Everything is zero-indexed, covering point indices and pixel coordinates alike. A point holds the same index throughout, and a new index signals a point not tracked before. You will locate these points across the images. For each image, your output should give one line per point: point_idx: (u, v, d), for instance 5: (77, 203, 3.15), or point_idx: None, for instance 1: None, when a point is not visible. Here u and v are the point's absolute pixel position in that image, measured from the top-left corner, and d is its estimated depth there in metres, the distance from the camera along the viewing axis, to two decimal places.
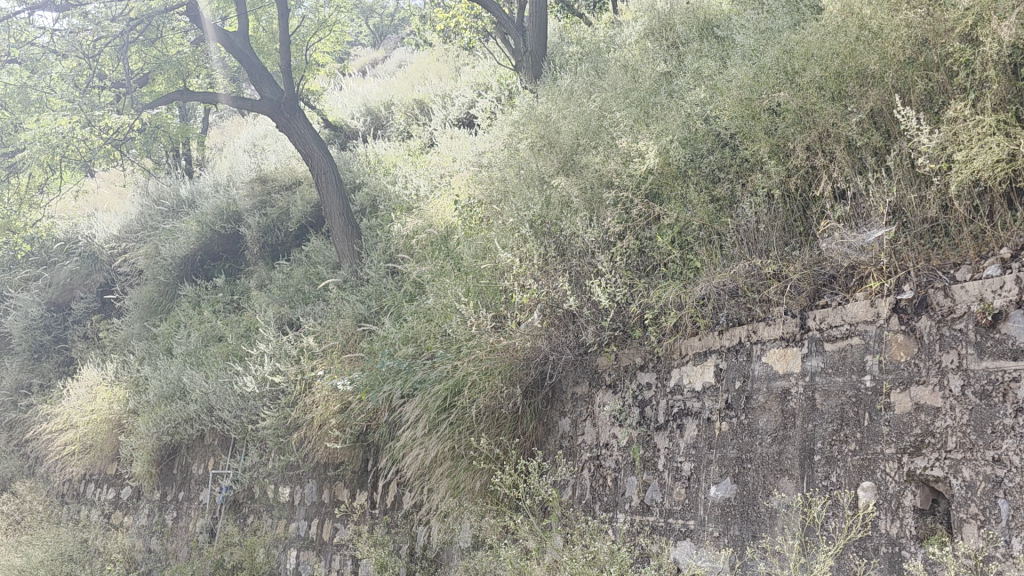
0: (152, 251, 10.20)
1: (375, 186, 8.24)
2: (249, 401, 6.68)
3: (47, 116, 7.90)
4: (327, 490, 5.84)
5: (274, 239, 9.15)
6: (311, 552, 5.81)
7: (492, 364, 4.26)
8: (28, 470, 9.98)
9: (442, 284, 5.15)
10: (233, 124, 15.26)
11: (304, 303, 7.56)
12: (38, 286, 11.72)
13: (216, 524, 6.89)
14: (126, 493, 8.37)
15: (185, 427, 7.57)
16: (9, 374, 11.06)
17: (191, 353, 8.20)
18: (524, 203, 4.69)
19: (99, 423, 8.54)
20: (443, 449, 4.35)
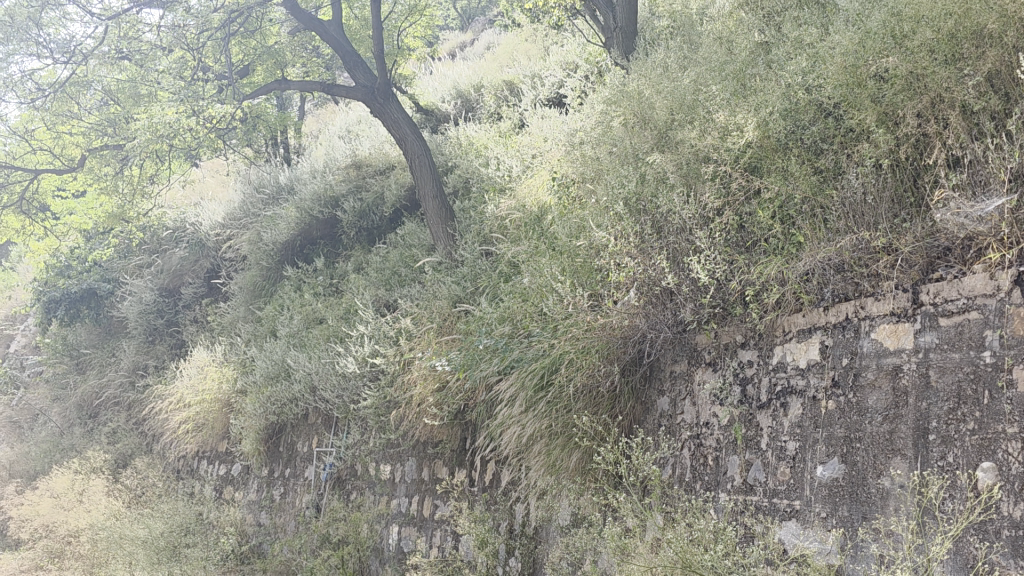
0: (255, 237, 10.56)
1: (467, 168, 8.32)
2: (350, 381, 6.88)
3: (157, 109, 8.28)
4: (427, 468, 5.97)
5: (370, 223, 9.38)
6: (412, 528, 5.95)
7: (589, 343, 4.25)
8: (147, 447, 10.54)
9: (537, 264, 5.17)
10: (327, 112, 15.59)
11: (401, 285, 7.71)
12: (151, 272, 12.32)
13: (321, 500, 7.12)
14: (237, 470, 8.72)
15: (291, 407, 7.81)
16: (127, 356, 11.73)
17: (294, 335, 8.49)
18: (618, 180, 4.65)
19: (210, 402, 8.98)
20: (540, 427, 4.38)
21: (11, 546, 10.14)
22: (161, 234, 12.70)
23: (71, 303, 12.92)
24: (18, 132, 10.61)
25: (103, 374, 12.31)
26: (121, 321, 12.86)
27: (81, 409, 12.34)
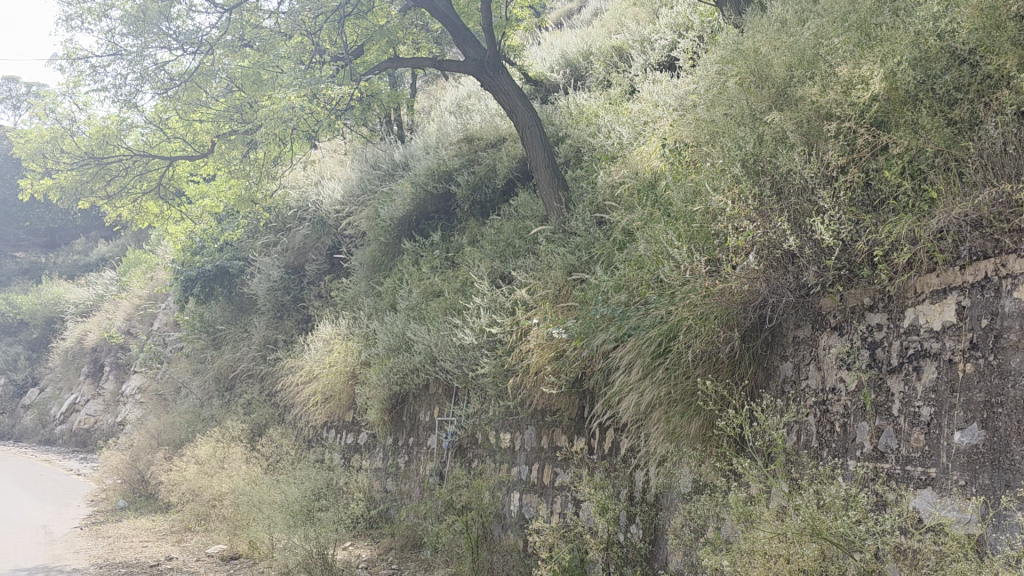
0: (373, 214, 10.87)
1: (578, 137, 8.29)
2: (468, 352, 7.02)
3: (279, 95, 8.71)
4: (546, 436, 6.05)
5: (483, 197, 9.50)
6: (533, 495, 6.05)
7: (708, 309, 4.19)
8: (279, 417, 11.09)
9: (653, 231, 5.13)
10: (438, 88, 15.81)
11: (515, 257, 7.78)
12: (278, 250, 12.92)
13: (444, 468, 7.30)
14: (363, 438, 9.07)
15: (413, 377, 8.02)
16: (259, 331, 12.42)
17: (414, 308, 8.72)
18: (735, 142, 4.54)
19: (337, 374, 9.29)
20: (658, 394, 4.34)
21: (161, 509, 10.86)
22: (285, 213, 13.23)
23: (206, 282, 13.85)
24: (152, 121, 11.28)
25: (237, 349, 13.03)
26: (251, 298, 13.60)
27: (219, 382, 13.12)
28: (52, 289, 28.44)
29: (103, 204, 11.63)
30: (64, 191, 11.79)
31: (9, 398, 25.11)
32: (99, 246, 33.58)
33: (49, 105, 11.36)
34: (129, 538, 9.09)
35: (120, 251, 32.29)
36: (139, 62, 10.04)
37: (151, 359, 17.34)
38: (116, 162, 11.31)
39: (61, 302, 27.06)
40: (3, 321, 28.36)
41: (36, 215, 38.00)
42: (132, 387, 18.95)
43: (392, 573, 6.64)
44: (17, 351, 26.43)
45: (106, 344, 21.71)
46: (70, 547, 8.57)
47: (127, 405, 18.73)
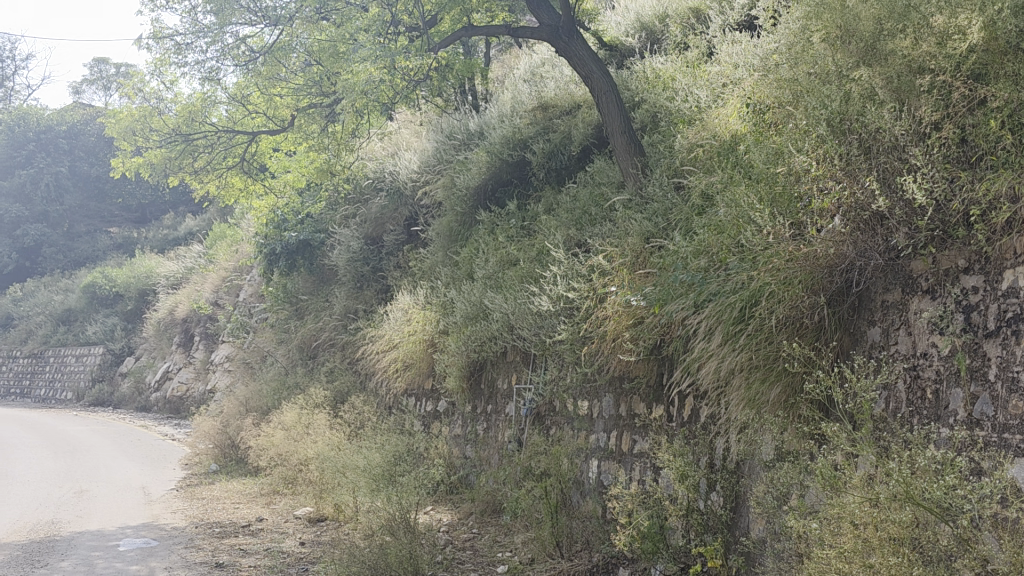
0: (449, 184, 10.94)
1: (654, 102, 8.17)
2: (546, 319, 7.05)
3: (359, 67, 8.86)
4: (624, 403, 6.03)
5: (559, 164, 9.48)
6: (612, 462, 6.06)
7: (792, 274, 4.12)
8: (361, 384, 11.34)
9: (733, 194, 5.05)
10: (511, 55, 15.74)
11: (592, 224, 7.74)
12: (357, 221, 13.17)
13: (523, 435, 7.37)
14: (442, 406, 9.22)
15: (490, 345, 8.08)
16: (340, 301, 12.73)
17: (490, 277, 8.77)
18: (820, 100, 4.40)
19: (416, 342, 9.42)
20: (740, 360, 4.27)
21: (250, 472, 11.27)
22: (363, 184, 13.42)
23: (289, 255, 14.25)
24: (235, 98, 11.58)
25: (319, 318, 13.38)
26: (332, 269, 13.91)
27: (303, 351, 13.50)
28: (145, 263, 29.63)
29: (190, 179, 12.04)
30: (154, 168, 12.22)
31: (107, 366, 26.33)
32: (187, 221, 34.80)
33: (137, 84, 11.82)
34: (222, 499, 9.47)
35: (206, 225, 33.47)
36: (220, 37, 10.63)
37: (238, 329, 17.93)
38: (202, 138, 11.67)
39: (152, 275, 28.16)
40: (100, 294, 29.67)
41: (128, 192, 39.58)
42: (221, 356, 19.67)
43: (473, 536, 6.75)
44: (113, 323, 27.65)
45: (196, 315, 22.57)
46: (167, 508, 8.97)
47: (216, 374, 19.46)
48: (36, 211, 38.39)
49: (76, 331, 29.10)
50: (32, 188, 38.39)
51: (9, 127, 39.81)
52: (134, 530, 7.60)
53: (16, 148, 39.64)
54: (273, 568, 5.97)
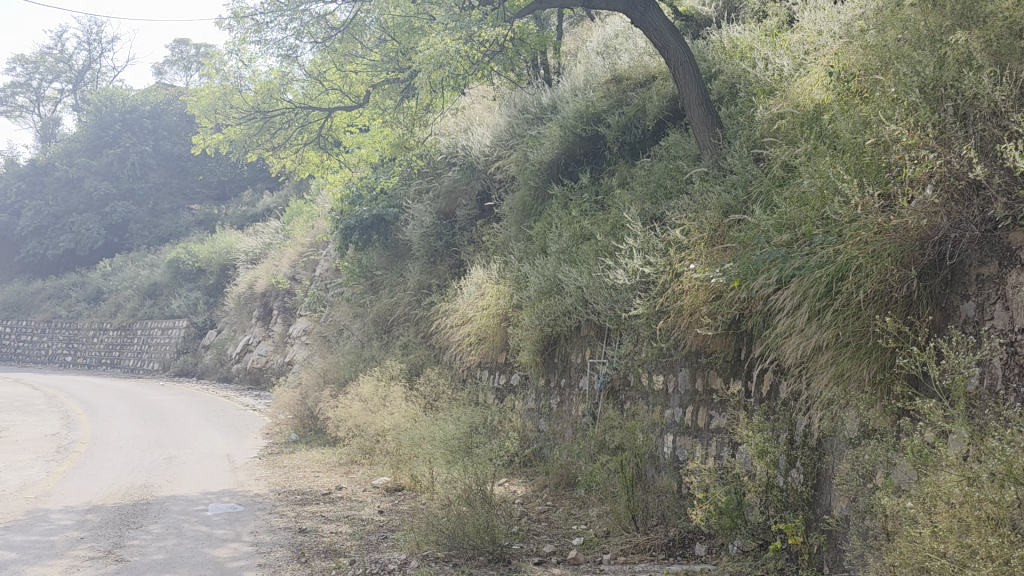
0: (522, 158, 10.91)
1: (732, 72, 7.99)
2: (621, 293, 7.03)
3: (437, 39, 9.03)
4: (700, 378, 5.98)
5: (633, 138, 9.40)
6: (687, 437, 6.02)
7: (881, 247, 4.00)
8: (435, 357, 11.48)
9: (818, 164, 4.95)
10: (584, 27, 15.57)
11: (667, 198, 7.66)
12: (431, 196, 13.30)
13: (597, 409, 7.39)
14: (516, 379, 9.28)
15: (564, 319, 8.08)
16: (414, 276, 12.87)
17: (564, 251, 8.74)
18: (911, 65, 4.31)
19: (489, 317, 9.46)
20: (826, 337, 4.16)
21: (329, 442, 11.55)
22: (436, 159, 13.47)
23: (364, 230, 14.50)
24: (311, 74, 11.70)
25: (394, 293, 13.57)
26: (406, 244, 14.10)
27: (378, 325, 13.74)
28: (225, 239, 30.45)
29: (268, 155, 12.29)
30: (233, 144, 12.47)
31: (191, 339, 27.26)
32: (265, 198, 35.63)
33: (218, 62, 12.08)
34: (303, 468, 9.74)
35: (283, 201, 34.20)
36: (298, 15, 10.59)
37: (315, 303, 18.34)
38: (280, 115, 11.89)
39: (233, 250, 28.97)
40: (184, 269, 30.65)
41: (209, 170, 40.68)
42: (299, 330, 20.16)
43: (547, 508, 6.81)
44: (196, 296, 28.55)
45: (275, 289, 23.16)
46: (251, 475, 9.27)
47: (294, 346, 19.97)
48: (122, 188, 39.77)
49: (161, 304, 30.15)
50: (118, 167, 39.74)
51: (97, 107, 41.18)
52: (221, 495, 7.89)
53: (104, 127, 41.02)
54: (354, 535, 6.12)
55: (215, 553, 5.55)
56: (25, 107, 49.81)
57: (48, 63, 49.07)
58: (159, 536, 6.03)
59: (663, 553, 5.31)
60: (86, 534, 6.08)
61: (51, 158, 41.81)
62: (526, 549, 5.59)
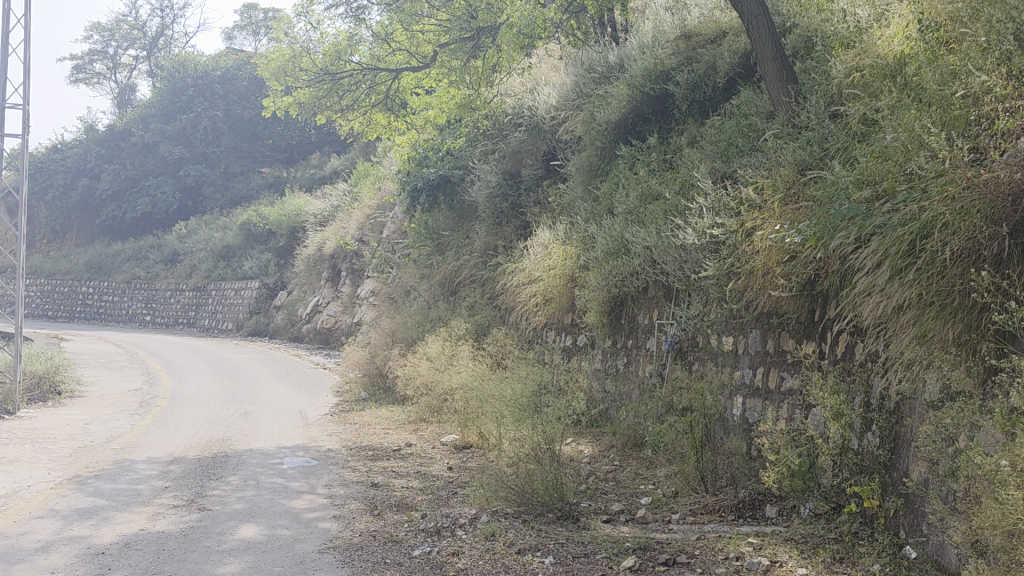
0: (588, 118, 10.75)
1: (808, 25, 7.74)
2: (691, 254, 6.94)
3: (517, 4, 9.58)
4: (772, 340, 5.87)
5: (702, 95, 9.22)
6: (758, 399, 5.94)
7: (970, 203, 3.85)
8: (501, 318, 11.53)
9: (902, 118, 4.80)
10: None
11: (739, 156, 7.48)
12: (497, 157, 13.29)
13: (664, 370, 7.34)
14: (583, 340, 9.28)
15: (632, 280, 8.01)
16: (480, 238, 12.90)
17: (631, 211, 8.64)
18: (1005, 11, 4.14)
19: (556, 277, 9.43)
20: (908, 296, 4.04)
21: (398, 400, 11.75)
22: (501, 120, 13.41)
23: (431, 191, 14.63)
24: (379, 35, 11.93)
25: (460, 254, 13.65)
26: (472, 205, 14.16)
27: (445, 286, 13.86)
28: (295, 202, 30.98)
29: (337, 117, 12.43)
30: (302, 106, 12.48)
31: (263, 299, 27.95)
32: (333, 161, 36.09)
33: (286, 26, 12.16)
34: (373, 425, 9.95)
35: (350, 164, 34.61)
36: None
37: (383, 265, 18.60)
38: (348, 78, 11.98)
39: (302, 212, 29.46)
40: (255, 232, 31.33)
41: (278, 133, 41.33)
42: (367, 291, 20.50)
43: (615, 468, 6.82)
44: (268, 258, 29.21)
45: (343, 251, 23.56)
46: (323, 431, 9.51)
47: (362, 307, 20.33)
48: (196, 153, 40.75)
49: (234, 266, 30.93)
50: (192, 131, 40.63)
51: (170, 73, 42.04)
52: (295, 449, 8.12)
53: (177, 93, 41.88)
54: (425, 490, 6.23)
55: (292, 505, 5.72)
56: (102, 73, 51.17)
57: (123, 30, 50.16)
58: (238, 487, 6.24)
59: (733, 515, 5.27)
60: (170, 484, 6.33)
61: (128, 124, 42.97)
62: (594, 507, 5.62)
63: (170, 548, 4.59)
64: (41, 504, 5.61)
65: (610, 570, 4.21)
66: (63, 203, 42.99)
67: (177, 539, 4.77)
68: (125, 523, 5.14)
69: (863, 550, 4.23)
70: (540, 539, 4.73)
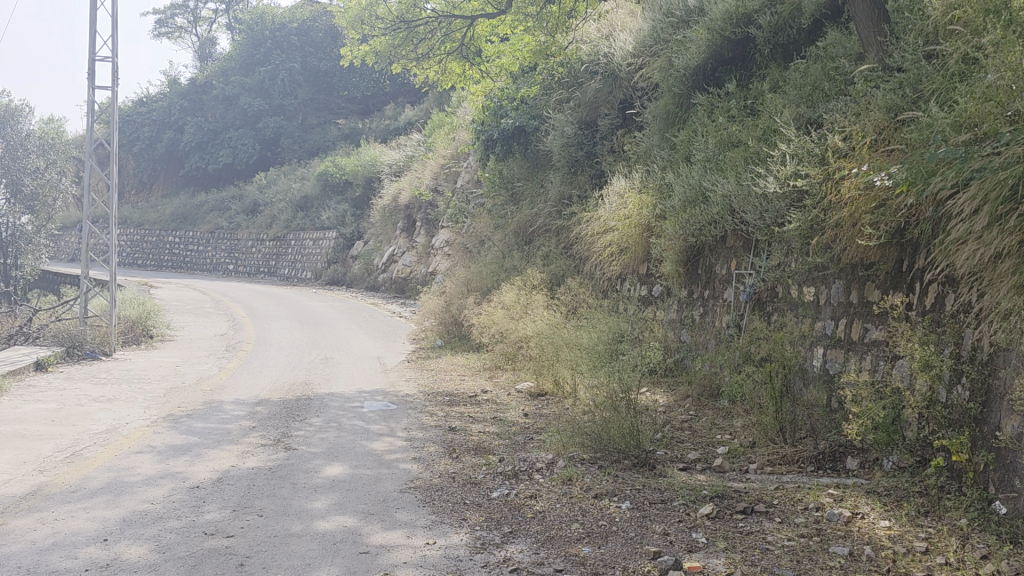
0: (665, 64, 10.47)
1: None
2: (772, 203, 6.77)
3: None
4: (856, 290, 5.72)
5: (786, 39, 8.92)
6: (839, 350, 5.80)
7: None
8: (576, 268, 11.49)
9: (1006, 56, 4.56)
10: None
11: (825, 101, 7.22)
12: (572, 106, 13.13)
13: (742, 321, 7.23)
14: (658, 290, 9.20)
15: (709, 229, 7.87)
16: (555, 187, 12.81)
17: (710, 159, 8.45)
18: None
19: (631, 227, 9.32)
20: (1009, 244, 3.89)
21: (473, 348, 11.89)
22: (577, 68, 13.22)
23: (506, 141, 14.70)
24: None
25: (535, 204, 13.59)
26: (546, 154, 14.06)
27: (519, 236, 13.86)
28: (370, 152, 31.25)
29: (412, 65, 12.52)
30: (378, 54, 12.54)
31: (340, 249, 28.45)
32: (407, 111, 36.21)
33: None
34: (450, 372, 10.11)
35: (424, 114, 34.66)
36: None
37: (458, 215, 18.69)
38: (423, 26, 11.96)
39: (377, 163, 29.71)
40: (332, 182, 31.78)
41: (353, 85, 41.62)
42: (441, 241, 20.67)
43: (690, 418, 6.79)
44: (345, 209, 29.65)
45: (418, 202, 23.76)
46: (401, 376, 9.72)
47: (438, 257, 20.50)
48: (274, 104, 41.46)
49: (313, 216, 31.51)
50: (270, 84, 41.21)
51: (249, 25, 42.58)
52: (374, 394, 8.32)
53: (255, 45, 42.48)
54: (502, 435, 6.32)
55: (373, 446, 5.89)
56: (184, 27, 52.25)
57: None
58: (322, 429, 6.45)
59: (812, 466, 5.20)
60: (257, 424, 6.58)
61: (209, 77, 43.87)
62: (670, 455, 5.62)
63: (259, 484, 4.78)
64: (139, 440, 5.90)
65: (687, 516, 4.22)
66: (150, 154, 44.40)
67: (266, 476, 4.97)
68: (216, 459, 5.37)
69: (950, 504, 4.13)
70: (617, 485, 4.76)
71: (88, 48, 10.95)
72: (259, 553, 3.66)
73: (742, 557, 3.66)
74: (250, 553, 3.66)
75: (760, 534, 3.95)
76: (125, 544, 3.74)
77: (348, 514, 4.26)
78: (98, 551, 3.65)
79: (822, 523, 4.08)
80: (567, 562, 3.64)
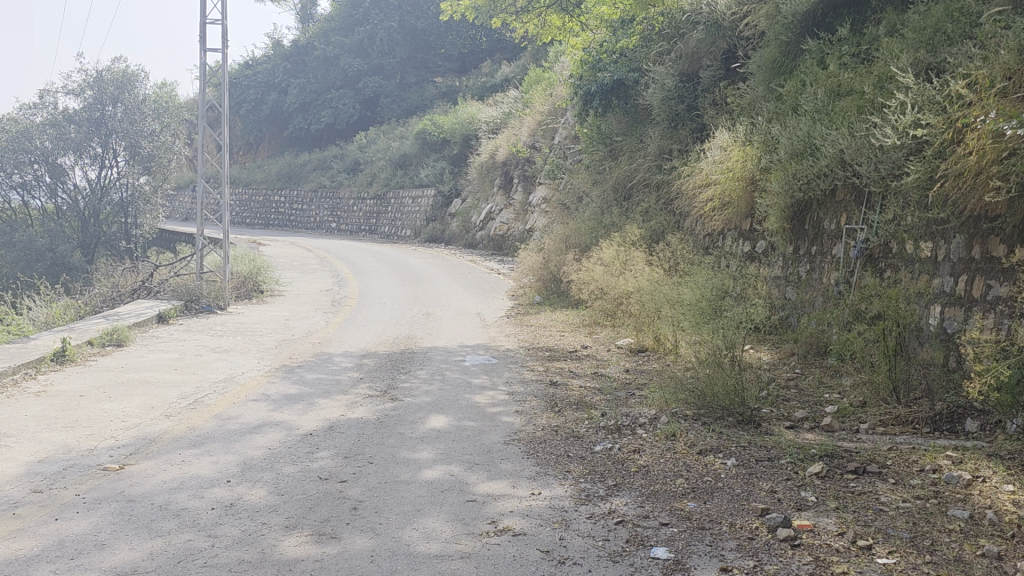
0: (772, 11, 10.04)
1: None
2: (887, 154, 6.47)
3: None
4: (979, 246, 5.43)
5: None
6: (959, 308, 5.53)
7: None
8: (676, 224, 11.29)
9: None
10: None
11: (948, 45, 6.79)
12: (673, 58, 12.80)
13: (852, 277, 6.98)
14: (762, 247, 8.97)
15: (818, 183, 7.58)
16: (655, 141, 12.55)
17: (819, 110, 8.10)
18: None
19: (734, 181, 9.06)
20: None
21: (572, 305, 11.89)
22: (678, 18, 12.85)
23: (605, 95, 14.46)
24: None
25: (634, 159, 13.37)
26: (646, 108, 13.79)
27: (617, 192, 13.69)
28: (467, 110, 31.31)
29: (512, 18, 12.37)
30: (478, 10, 12.47)
31: (439, 207, 28.80)
32: (503, 68, 36.08)
33: None
34: (549, 327, 10.16)
35: (521, 71, 34.44)
36: None
37: (555, 171, 18.58)
38: None
39: (474, 120, 29.76)
40: (430, 140, 32.07)
41: (451, 43, 41.63)
42: (538, 198, 20.64)
43: (796, 376, 6.63)
44: (443, 166, 29.95)
45: (515, 158, 23.75)
46: (501, 332, 9.82)
47: (535, 214, 20.49)
48: (372, 64, 41.88)
49: (412, 174, 31.93)
50: (369, 43, 41.59)
51: None
52: (475, 348, 8.45)
53: (354, 6, 42.93)
54: (602, 391, 6.32)
55: (476, 399, 5.98)
56: None
57: None
58: (426, 381, 6.60)
59: (928, 427, 5.00)
60: (364, 376, 6.78)
61: (311, 38, 44.67)
62: (776, 414, 5.50)
63: (369, 433, 4.94)
64: (254, 389, 6.18)
65: (796, 475, 4.14)
66: (255, 116, 45.77)
67: (375, 425, 5.13)
68: (327, 409, 5.57)
69: None
70: (721, 442, 4.71)
71: (200, 11, 11.31)
72: (371, 498, 3.79)
73: (855, 518, 3.56)
74: (363, 497, 3.80)
75: (873, 494, 3.84)
76: (246, 485, 3.94)
77: (454, 463, 4.36)
78: (223, 491, 3.86)
79: (939, 485, 3.94)
80: (672, 516, 3.64)
